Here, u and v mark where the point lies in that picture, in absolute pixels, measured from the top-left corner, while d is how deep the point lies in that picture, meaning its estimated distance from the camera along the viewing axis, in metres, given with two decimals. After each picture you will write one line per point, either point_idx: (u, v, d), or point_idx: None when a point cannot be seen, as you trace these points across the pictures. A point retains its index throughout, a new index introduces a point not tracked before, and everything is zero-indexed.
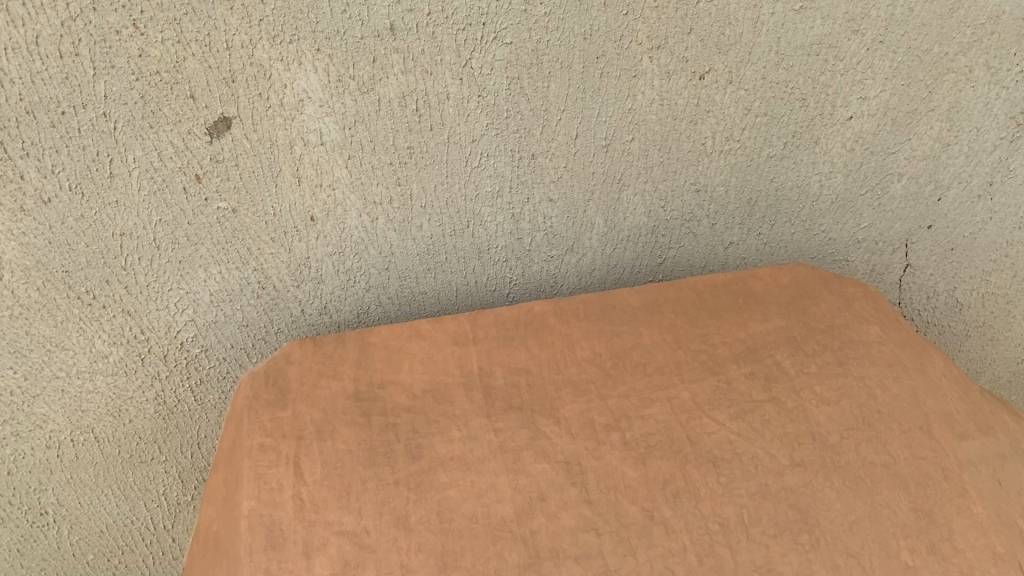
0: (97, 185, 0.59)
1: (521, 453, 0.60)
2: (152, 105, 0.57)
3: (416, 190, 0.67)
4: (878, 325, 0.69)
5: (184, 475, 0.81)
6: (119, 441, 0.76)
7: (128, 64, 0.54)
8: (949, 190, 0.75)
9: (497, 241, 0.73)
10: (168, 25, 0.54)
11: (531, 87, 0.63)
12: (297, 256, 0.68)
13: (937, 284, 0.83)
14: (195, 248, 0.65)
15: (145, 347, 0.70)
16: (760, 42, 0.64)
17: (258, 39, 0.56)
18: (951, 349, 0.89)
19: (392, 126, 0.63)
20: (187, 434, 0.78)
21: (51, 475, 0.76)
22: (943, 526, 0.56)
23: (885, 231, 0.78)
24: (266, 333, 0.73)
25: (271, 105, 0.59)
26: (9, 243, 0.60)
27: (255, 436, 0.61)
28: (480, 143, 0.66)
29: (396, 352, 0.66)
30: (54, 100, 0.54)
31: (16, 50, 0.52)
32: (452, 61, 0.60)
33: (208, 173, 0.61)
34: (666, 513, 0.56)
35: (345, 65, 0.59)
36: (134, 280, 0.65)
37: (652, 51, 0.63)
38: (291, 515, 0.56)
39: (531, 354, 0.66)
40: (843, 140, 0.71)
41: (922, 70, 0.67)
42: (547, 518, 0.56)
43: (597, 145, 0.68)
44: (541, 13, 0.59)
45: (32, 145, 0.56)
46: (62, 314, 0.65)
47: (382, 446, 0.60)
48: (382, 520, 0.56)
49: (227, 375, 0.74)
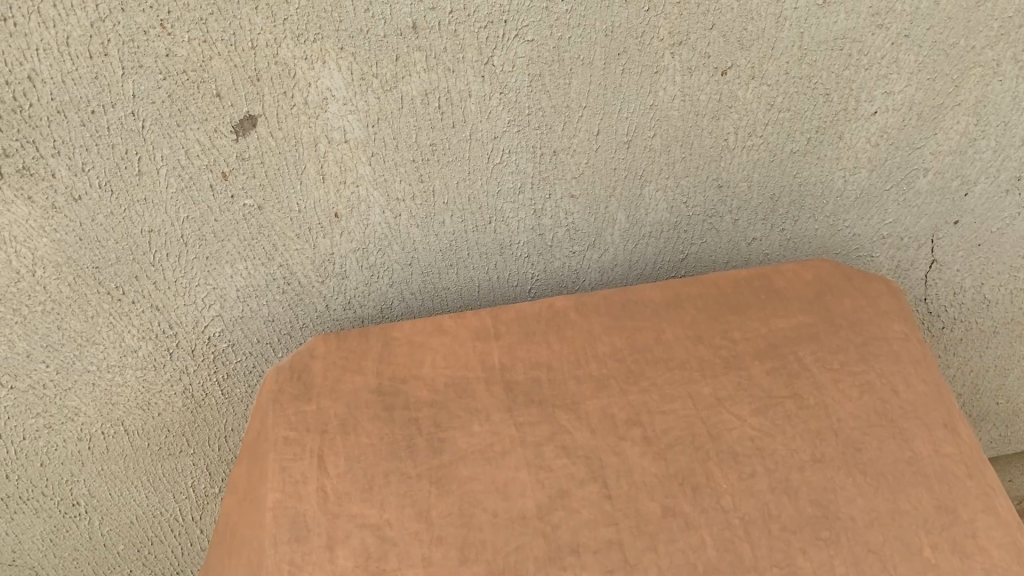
0: (126, 183, 0.60)
1: (542, 448, 0.60)
2: (179, 104, 0.58)
3: (438, 186, 0.68)
4: (901, 321, 0.69)
5: (212, 468, 0.83)
6: (148, 433, 0.77)
7: (156, 63, 0.55)
8: (976, 185, 0.75)
9: (520, 237, 0.73)
10: (194, 25, 0.54)
11: (553, 84, 0.64)
12: (322, 252, 0.69)
13: (964, 280, 0.82)
14: (221, 244, 0.66)
15: (173, 341, 0.71)
16: (783, 38, 0.64)
17: (283, 38, 0.57)
18: (978, 345, 0.88)
19: (415, 124, 0.63)
20: (214, 427, 0.79)
21: (83, 467, 0.78)
22: (966, 524, 0.56)
23: (911, 227, 0.78)
24: (291, 328, 0.74)
25: (296, 103, 0.60)
26: (41, 240, 0.61)
27: (280, 429, 0.62)
28: (502, 139, 0.66)
29: (418, 347, 0.67)
30: (85, 100, 0.56)
31: (47, 51, 0.53)
32: (474, 59, 0.61)
33: (235, 171, 0.62)
34: (686, 508, 0.56)
35: (368, 64, 0.59)
36: (162, 276, 0.67)
37: (673, 47, 0.63)
38: (315, 508, 0.57)
39: (553, 349, 0.66)
40: (867, 135, 0.71)
41: (947, 63, 0.67)
42: (568, 512, 0.56)
43: (619, 141, 0.68)
44: (563, 10, 0.59)
45: (63, 143, 0.57)
46: (92, 309, 0.67)
47: (404, 440, 0.61)
48: (404, 513, 0.57)
49: (253, 369, 0.76)
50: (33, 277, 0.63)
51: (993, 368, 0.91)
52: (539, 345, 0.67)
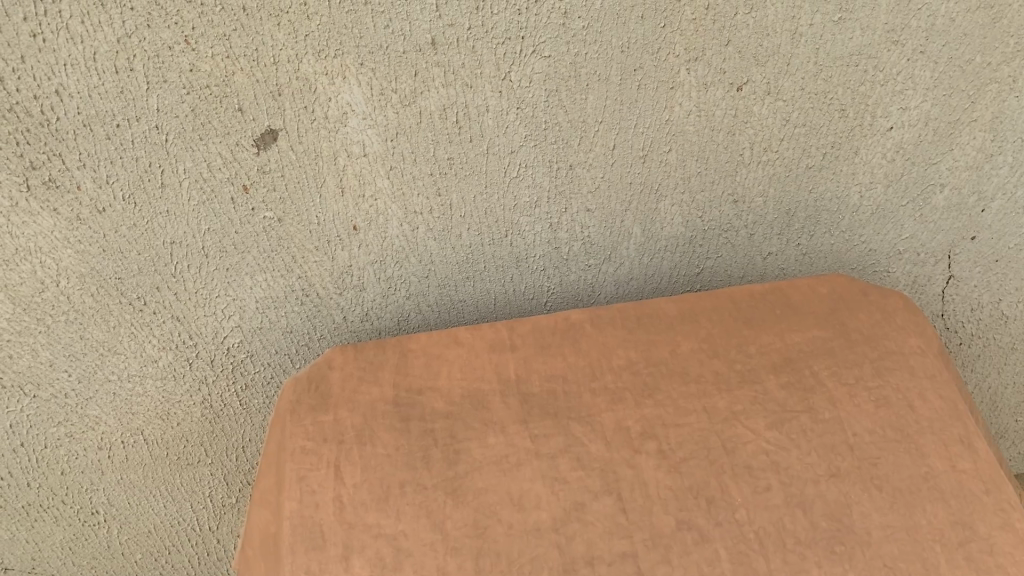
0: (149, 195, 0.61)
1: (557, 459, 0.60)
2: (202, 118, 0.59)
3: (455, 200, 0.68)
4: (917, 336, 0.69)
5: (229, 477, 0.83)
6: (167, 443, 0.78)
7: (180, 78, 0.56)
8: (993, 201, 0.75)
9: (535, 250, 0.74)
10: (218, 41, 0.56)
11: (570, 99, 0.64)
12: (340, 264, 0.70)
13: (982, 297, 0.82)
14: (241, 256, 0.67)
15: (193, 352, 0.72)
16: (798, 53, 0.64)
17: (304, 54, 0.58)
18: (997, 362, 0.88)
19: (434, 138, 0.64)
20: (231, 437, 0.80)
21: (103, 476, 0.79)
22: (984, 539, 0.56)
23: (928, 242, 0.77)
24: (310, 339, 0.75)
25: (316, 117, 0.61)
26: (66, 251, 0.63)
27: (297, 440, 0.62)
28: (519, 154, 0.67)
29: (435, 359, 0.68)
30: (110, 113, 0.57)
31: (74, 66, 0.54)
32: (492, 74, 0.62)
33: (255, 184, 0.63)
34: (701, 521, 0.57)
35: (388, 79, 0.60)
36: (183, 287, 0.67)
37: (689, 63, 0.64)
38: (331, 518, 0.58)
39: (568, 362, 0.67)
40: (884, 150, 0.71)
41: (963, 79, 0.67)
42: (582, 525, 0.57)
43: (635, 156, 0.69)
44: (580, 26, 0.60)
45: (89, 156, 0.58)
46: (115, 319, 0.68)
47: (420, 451, 0.61)
48: (419, 523, 0.57)
49: (271, 380, 0.76)
50: (57, 288, 0.64)
51: (1011, 385, 0.90)
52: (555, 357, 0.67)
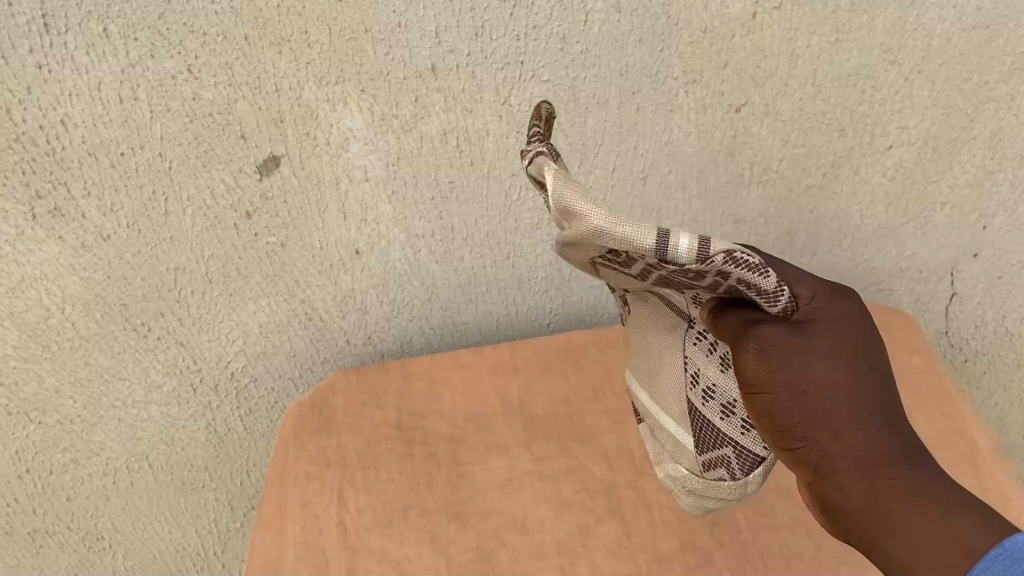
0: (153, 222, 0.62)
1: (560, 482, 0.63)
2: (205, 146, 0.59)
3: (457, 223, 0.69)
4: (921, 355, 0.73)
5: (235, 502, 0.78)
6: (172, 468, 0.75)
7: (183, 106, 0.57)
8: (995, 218, 0.74)
9: (538, 272, 0.74)
10: (220, 69, 0.56)
11: (569, 122, 0.65)
12: (343, 287, 0.70)
13: (986, 313, 0.80)
14: (244, 281, 0.67)
15: (197, 377, 0.71)
16: (796, 74, 0.65)
17: (305, 81, 0.58)
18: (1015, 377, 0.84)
19: (435, 163, 0.65)
20: (234, 495, 0.78)
21: (81, 538, 0.76)
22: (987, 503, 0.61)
23: (930, 260, 0.77)
24: (313, 363, 0.74)
25: (318, 143, 0.62)
26: (70, 278, 0.62)
27: (301, 463, 0.65)
28: (520, 176, 0.67)
29: (403, 390, 0.70)
30: (114, 142, 0.57)
31: (80, 96, 0.55)
32: (492, 99, 0.62)
33: (258, 210, 0.63)
34: (705, 542, 0.58)
35: (389, 104, 0.61)
36: (187, 312, 0.67)
37: (687, 86, 0.64)
38: (334, 542, 0.59)
39: (512, 385, 0.70)
40: (883, 169, 0.71)
41: (962, 98, 0.67)
42: (587, 548, 0.58)
43: (635, 177, 0.69)
44: (578, 51, 0.61)
45: (93, 184, 0.59)
46: (119, 345, 0.67)
47: (423, 476, 0.63)
48: (423, 549, 0.59)
49: (276, 404, 0.75)
50: (62, 314, 0.64)
51: None
52: (498, 362, 0.72)
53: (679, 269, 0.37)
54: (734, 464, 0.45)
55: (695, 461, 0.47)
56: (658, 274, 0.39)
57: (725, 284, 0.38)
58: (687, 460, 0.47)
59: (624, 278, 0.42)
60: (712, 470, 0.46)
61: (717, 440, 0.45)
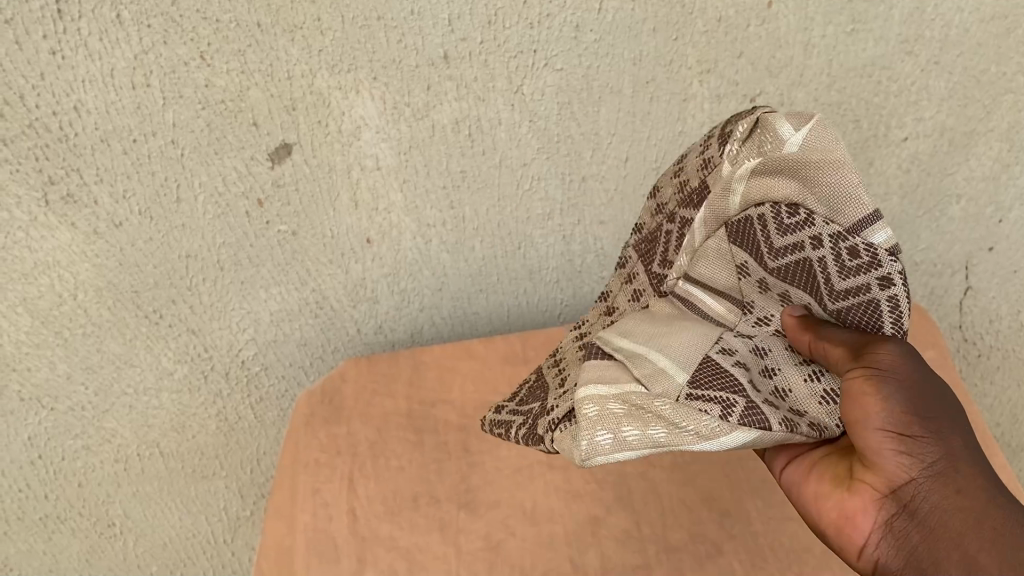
0: (165, 209, 0.62)
1: (569, 471, 0.63)
2: (217, 133, 0.59)
3: (468, 213, 0.69)
4: (935, 349, 0.72)
5: (244, 489, 0.79)
6: (183, 456, 0.75)
7: (195, 93, 0.57)
8: (1011, 210, 0.73)
9: (549, 262, 0.74)
10: (233, 56, 0.56)
11: (582, 112, 0.64)
12: (354, 276, 0.70)
13: (1000, 307, 0.79)
14: (256, 269, 0.67)
15: (208, 364, 0.71)
16: (811, 65, 0.64)
17: (318, 69, 0.58)
18: None
19: (447, 152, 0.65)
20: (244, 482, 0.78)
21: (93, 524, 0.76)
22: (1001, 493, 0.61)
23: (944, 253, 0.76)
24: (324, 351, 0.74)
25: (330, 131, 0.61)
26: (83, 265, 0.62)
27: (311, 452, 0.65)
28: (532, 166, 0.67)
29: (414, 378, 0.70)
30: (127, 129, 0.57)
31: (93, 82, 0.55)
32: (504, 88, 0.62)
33: (270, 198, 0.63)
34: (714, 533, 0.58)
35: (401, 92, 0.61)
36: (198, 300, 0.67)
37: (702, 75, 0.64)
38: (344, 531, 0.59)
39: (523, 373, 0.70)
40: (898, 160, 0.70)
41: (979, 89, 0.67)
42: (596, 539, 0.58)
43: (648, 167, 0.68)
44: (591, 40, 0.60)
45: (106, 171, 0.59)
46: (131, 332, 0.67)
47: (433, 464, 0.64)
48: (433, 538, 0.59)
49: (287, 393, 0.75)
50: (74, 301, 0.64)
51: None
52: (510, 353, 0.72)
53: (851, 250, 0.39)
54: (738, 406, 0.40)
55: (677, 389, 0.41)
56: (811, 256, 0.41)
57: (865, 297, 0.40)
58: (660, 387, 0.41)
59: (754, 255, 0.43)
60: (701, 403, 0.40)
61: (731, 385, 0.40)
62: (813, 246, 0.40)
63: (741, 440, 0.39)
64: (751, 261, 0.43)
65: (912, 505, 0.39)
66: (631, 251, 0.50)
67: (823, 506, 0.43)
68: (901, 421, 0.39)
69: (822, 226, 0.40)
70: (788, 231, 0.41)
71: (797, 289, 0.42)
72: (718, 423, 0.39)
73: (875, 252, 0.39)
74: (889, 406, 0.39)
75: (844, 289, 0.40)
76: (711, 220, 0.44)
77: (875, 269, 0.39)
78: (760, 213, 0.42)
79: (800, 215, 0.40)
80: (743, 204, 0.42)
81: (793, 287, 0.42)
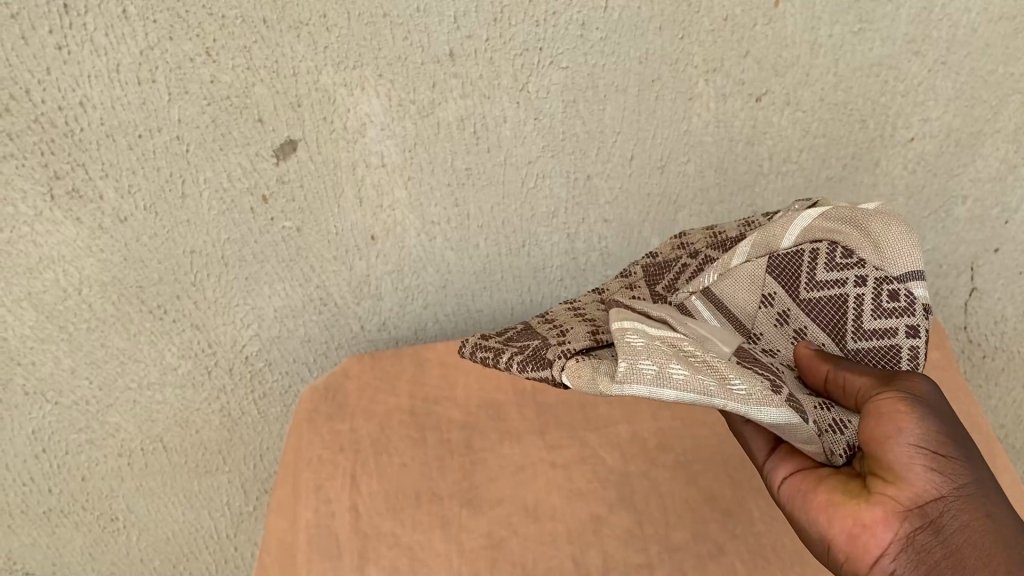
0: (169, 205, 0.62)
1: (571, 470, 0.63)
2: (222, 128, 0.59)
3: (472, 210, 0.69)
4: (939, 350, 0.72)
5: (247, 485, 0.79)
6: (186, 451, 0.75)
7: (201, 89, 0.57)
8: (1017, 212, 0.73)
9: (553, 261, 0.73)
10: (238, 52, 0.56)
11: (588, 111, 0.64)
12: (358, 274, 0.70)
13: (1006, 308, 0.79)
14: (261, 265, 0.67)
15: (212, 360, 0.71)
16: (817, 64, 0.64)
17: (324, 65, 0.58)
18: None
19: (452, 149, 0.65)
20: (247, 478, 0.78)
21: (96, 518, 0.77)
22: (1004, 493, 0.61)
23: (950, 254, 0.76)
24: (327, 348, 0.74)
25: (335, 128, 0.61)
26: (88, 259, 0.63)
27: (314, 449, 0.65)
28: (537, 164, 0.67)
29: (417, 376, 0.70)
30: (132, 124, 0.57)
31: (98, 78, 0.55)
32: (509, 86, 0.62)
33: (275, 194, 0.63)
34: (716, 534, 0.58)
35: (406, 89, 0.61)
36: (202, 295, 0.67)
37: (708, 74, 0.63)
38: (345, 527, 0.59)
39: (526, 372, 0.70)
40: (905, 161, 0.70)
41: (986, 90, 0.66)
42: (598, 538, 0.58)
43: (653, 166, 0.68)
44: (597, 38, 0.60)
45: (111, 166, 0.59)
46: (135, 327, 0.67)
47: (436, 462, 0.64)
48: (435, 535, 0.59)
49: (290, 389, 0.75)
50: (79, 296, 0.64)
51: None
52: None
53: (891, 293, 0.44)
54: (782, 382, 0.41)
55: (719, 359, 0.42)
56: (852, 292, 0.45)
57: (889, 340, 0.44)
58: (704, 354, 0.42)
59: (790, 285, 0.47)
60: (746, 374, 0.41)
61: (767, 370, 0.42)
62: (855, 284, 0.45)
63: (780, 418, 0.40)
64: (781, 291, 0.47)
65: (938, 521, 0.39)
66: (638, 269, 0.54)
67: (833, 516, 0.42)
68: (937, 438, 0.40)
69: (873, 270, 0.44)
70: (834, 268, 0.45)
71: (818, 326, 0.46)
72: (768, 393, 0.40)
73: (914, 301, 0.44)
74: (922, 424, 0.40)
75: (872, 328, 0.44)
76: (758, 247, 0.48)
77: (908, 315, 0.44)
78: (815, 249, 0.46)
79: (853, 258, 0.45)
80: (799, 239, 0.47)
81: (814, 322, 0.46)
